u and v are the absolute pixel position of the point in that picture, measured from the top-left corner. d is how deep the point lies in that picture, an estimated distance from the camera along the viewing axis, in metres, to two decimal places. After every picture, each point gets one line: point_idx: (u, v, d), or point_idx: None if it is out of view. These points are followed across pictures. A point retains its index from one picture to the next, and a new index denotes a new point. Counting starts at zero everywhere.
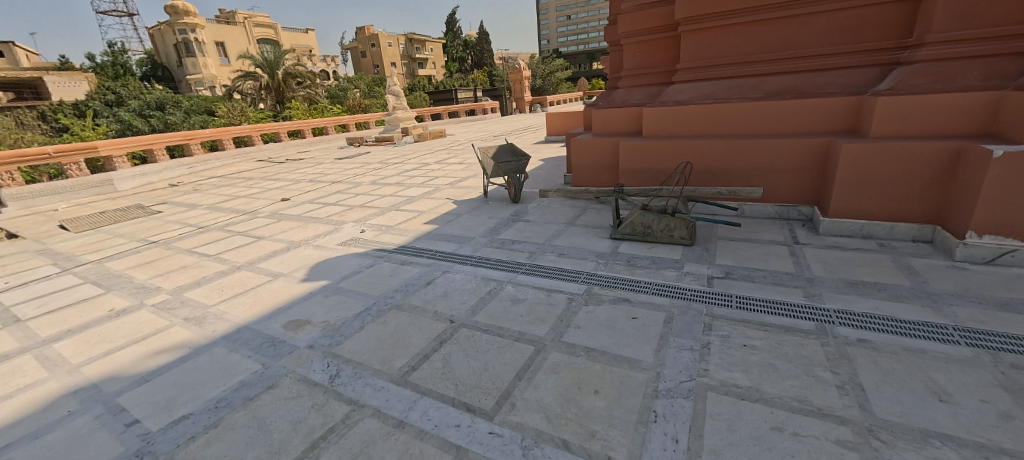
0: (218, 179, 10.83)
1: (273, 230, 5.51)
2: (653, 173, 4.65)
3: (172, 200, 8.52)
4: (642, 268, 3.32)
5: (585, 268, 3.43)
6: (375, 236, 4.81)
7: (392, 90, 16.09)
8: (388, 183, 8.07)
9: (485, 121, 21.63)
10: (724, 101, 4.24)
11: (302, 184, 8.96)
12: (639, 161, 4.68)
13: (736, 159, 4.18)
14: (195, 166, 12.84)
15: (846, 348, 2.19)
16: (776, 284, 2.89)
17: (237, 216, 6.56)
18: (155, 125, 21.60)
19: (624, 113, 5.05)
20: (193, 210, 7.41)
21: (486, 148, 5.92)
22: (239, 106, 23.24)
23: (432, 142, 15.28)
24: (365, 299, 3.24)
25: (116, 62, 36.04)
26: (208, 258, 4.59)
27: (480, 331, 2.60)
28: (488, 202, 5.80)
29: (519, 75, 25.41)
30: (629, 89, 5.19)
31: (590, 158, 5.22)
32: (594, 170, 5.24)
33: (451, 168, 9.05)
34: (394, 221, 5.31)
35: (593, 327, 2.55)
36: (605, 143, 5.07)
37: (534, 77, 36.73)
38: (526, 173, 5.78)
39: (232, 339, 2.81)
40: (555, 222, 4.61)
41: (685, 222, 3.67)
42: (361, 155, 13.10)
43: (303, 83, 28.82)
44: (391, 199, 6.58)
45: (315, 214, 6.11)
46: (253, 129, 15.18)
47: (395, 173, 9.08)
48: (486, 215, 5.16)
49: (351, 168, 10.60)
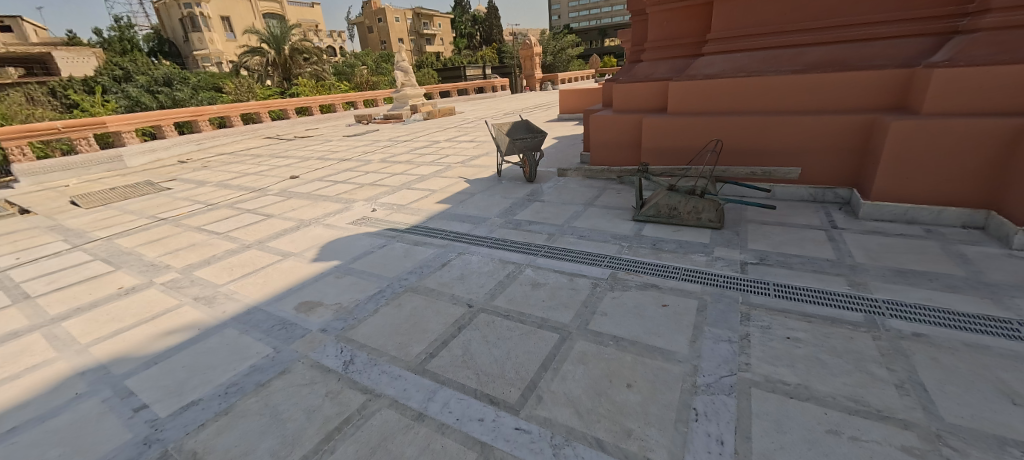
0: (226, 157, 10.72)
1: (282, 208, 5.38)
2: (678, 152, 4.43)
3: (181, 177, 8.45)
4: (668, 252, 3.14)
5: (608, 251, 3.26)
6: (386, 215, 4.66)
7: (401, 66, 15.72)
8: (398, 161, 7.89)
9: (494, 99, 21.17)
10: (758, 74, 3.96)
11: (310, 161, 8.81)
12: (663, 139, 4.45)
13: (769, 137, 3.93)
14: (204, 143, 12.75)
15: (901, 343, 2.01)
16: (816, 272, 2.70)
17: (247, 193, 6.46)
18: (163, 102, 21.48)
19: (648, 87, 4.78)
20: (203, 187, 7.33)
21: (500, 125, 5.69)
22: (246, 82, 22.98)
23: (441, 120, 14.99)
24: (378, 280, 3.12)
25: (123, 37, 35.74)
26: (217, 236, 4.48)
27: (501, 317, 2.47)
28: (502, 181, 5.61)
29: (530, 51, 24.67)
30: (654, 62, 4.90)
31: (610, 136, 4.99)
32: (613, 148, 5.02)
33: (462, 146, 8.82)
34: (405, 200, 5.16)
35: (620, 315, 2.40)
36: (626, 120, 4.82)
37: (545, 54, 35.76)
38: (542, 151, 5.56)
39: (243, 321, 2.71)
40: (573, 203, 4.41)
41: (714, 204, 3.45)
42: (370, 133, 12.90)
43: (310, 60, 28.42)
44: (402, 178, 6.41)
45: (325, 192, 5.98)
46: (260, 105, 14.99)
47: (405, 151, 8.89)
48: (501, 195, 4.98)
49: (360, 146, 10.41)
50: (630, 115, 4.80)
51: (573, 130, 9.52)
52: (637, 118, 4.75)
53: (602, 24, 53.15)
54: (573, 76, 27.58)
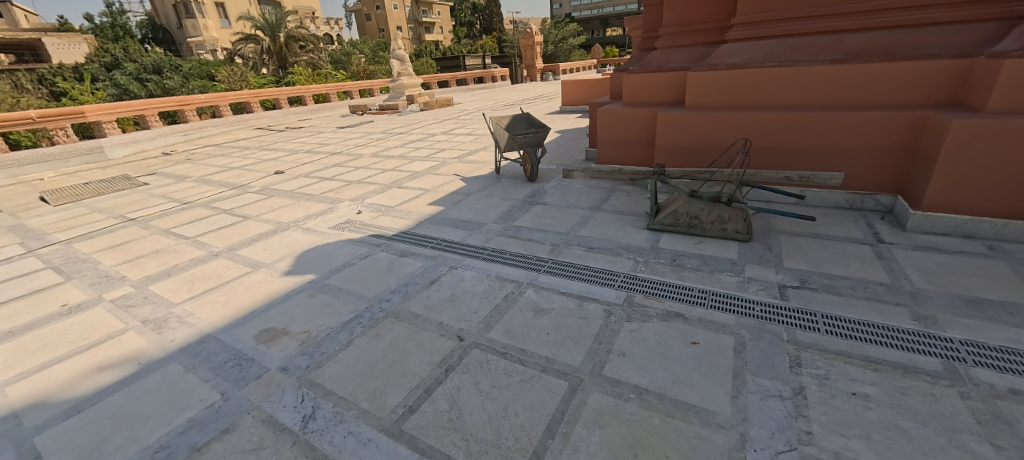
0: (212, 149, 10.23)
1: (260, 208, 4.93)
2: (695, 151, 3.99)
3: (161, 171, 7.97)
4: (692, 270, 2.72)
5: (622, 268, 2.83)
6: (372, 219, 4.23)
7: (397, 54, 15.12)
8: (391, 155, 7.42)
9: (493, 89, 20.56)
10: (790, 64, 3.50)
11: (298, 155, 8.32)
12: (681, 137, 4.01)
13: (801, 136, 3.50)
14: (191, 133, 12.22)
15: (997, 404, 1.61)
16: (871, 300, 2.28)
17: (226, 190, 6.00)
18: (152, 90, 20.81)
19: (662, 77, 4.32)
20: (181, 182, 6.86)
21: (499, 118, 5.23)
22: (238, 70, 22.29)
23: (439, 111, 14.44)
24: (356, 300, 2.69)
25: (114, 23, 34.81)
26: (184, 242, 4.04)
27: (497, 355, 2.05)
28: (501, 180, 5.16)
29: (530, 39, 23.95)
30: (669, 50, 4.43)
31: (619, 132, 4.54)
32: (622, 145, 4.58)
33: (459, 139, 8.34)
34: (394, 201, 4.71)
35: (641, 355, 1.99)
36: (638, 114, 4.37)
37: (545, 43, 34.94)
38: (544, 147, 5.10)
39: (191, 353, 2.28)
40: (579, 207, 3.98)
41: (741, 213, 3.03)
42: (363, 124, 12.38)
43: (306, 47, 27.68)
44: (393, 175, 5.95)
45: (309, 191, 5.53)
46: (250, 94, 14.42)
47: (398, 145, 8.40)
48: (500, 196, 4.54)
49: (351, 138, 9.91)
50: (642, 109, 4.34)
51: (575, 123, 9.03)
52: (649, 113, 4.31)
53: (603, 13, 52.10)
54: (574, 66, 26.90)
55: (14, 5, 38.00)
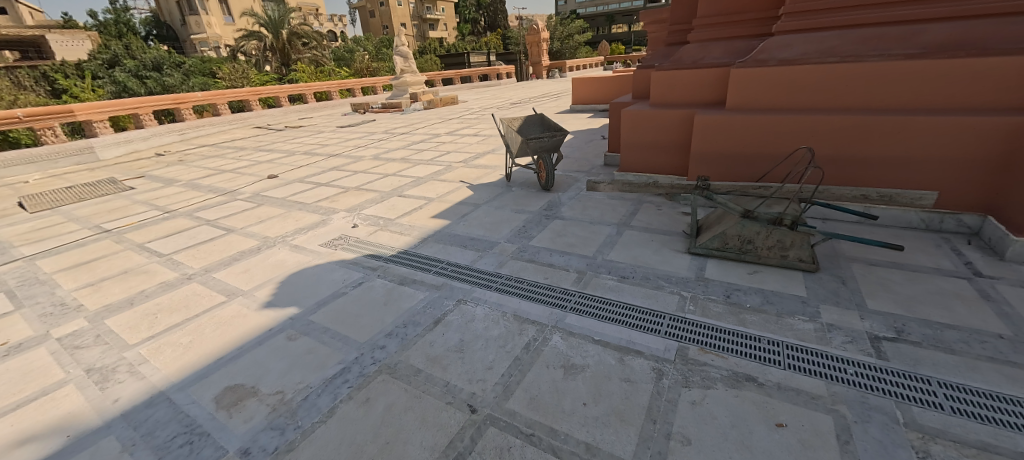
0: (207, 149, 9.82)
1: (247, 219, 4.47)
2: (736, 160, 3.50)
3: (150, 174, 7.54)
4: (754, 311, 2.23)
5: (665, 306, 2.34)
6: (369, 234, 3.75)
7: (400, 51, 14.65)
8: (393, 158, 6.95)
9: (499, 87, 20.08)
10: (854, 59, 2.99)
11: (294, 157, 7.87)
12: (720, 143, 3.52)
13: (867, 144, 2.99)
14: (187, 133, 11.81)
15: None
16: (997, 361, 1.78)
17: (214, 197, 5.55)
18: (152, 88, 20.46)
19: (696, 75, 3.83)
20: (169, 187, 6.42)
21: (510, 120, 4.75)
22: (241, 68, 21.95)
23: (443, 109, 13.97)
24: (344, 346, 2.22)
25: (118, 20, 34.64)
26: (157, 260, 3.59)
27: (520, 439, 1.57)
28: (512, 188, 4.67)
29: (536, 36, 23.37)
30: (703, 43, 3.93)
31: (645, 135, 4.04)
32: (649, 151, 4.09)
33: (465, 140, 7.86)
34: (394, 212, 4.24)
35: (712, 443, 1.50)
36: (668, 116, 3.87)
37: (552, 40, 34.31)
38: (560, 152, 4.61)
39: (133, 423, 1.82)
40: (604, 223, 3.48)
41: (806, 238, 2.51)
42: (365, 123, 11.93)
43: (309, 44, 27.26)
44: (394, 181, 5.48)
45: (302, 198, 5.07)
46: (249, 92, 13.99)
47: (401, 146, 7.93)
48: (512, 207, 4.05)
49: (352, 139, 9.44)
50: (674, 110, 3.85)
51: (588, 123, 8.52)
52: (681, 116, 3.81)
53: (609, 10, 51.36)
54: (581, 64, 26.30)
55: (19, 3, 38.05)
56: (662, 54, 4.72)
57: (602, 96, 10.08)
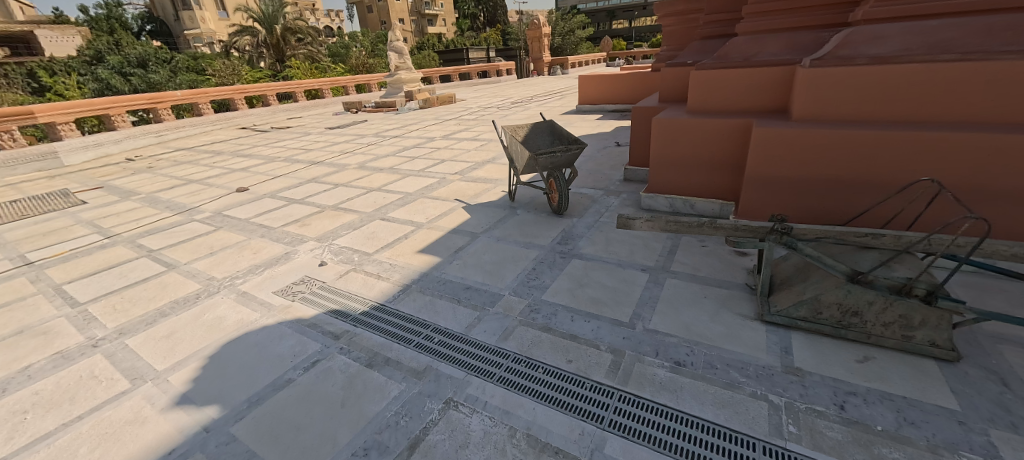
0: (182, 154, 9.04)
1: (196, 250, 3.70)
2: (806, 185, 2.72)
3: (111, 184, 6.77)
4: (891, 441, 1.47)
5: (751, 424, 1.58)
6: (338, 277, 2.98)
7: (395, 46, 13.82)
8: (380, 167, 6.19)
9: (500, 84, 19.26)
10: (981, 58, 2.20)
11: (272, 165, 7.07)
12: (786, 165, 2.75)
13: (999, 172, 2.22)
14: (165, 134, 11.02)
15: None
16: None
17: (169, 217, 4.79)
18: (136, 85, 19.55)
19: (748, 76, 3.07)
20: (124, 202, 5.66)
21: (514, 129, 3.99)
22: (230, 65, 21.02)
23: (440, 108, 13.16)
24: None
25: (108, 15, 33.59)
26: (67, 313, 2.82)
27: None
28: (517, 210, 3.90)
29: (537, 31, 22.46)
30: (756, 36, 3.16)
31: (680, 150, 3.33)
32: (683, 168, 3.36)
33: (462, 145, 7.09)
34: (374, 243, 3.48)
35: None
36: (711, 127, 3.13)
37: (553, 36, 33.48)
38: (574, 167, 3.84)
39: None
40: (637, 267, 2.72)
41: (944, 316, 1.77)
42: (356, 124, 11.12)
43: (304, 40, 26.37)
44: (377, 198, 4.70)
45: (268, 220, 4.30)
46: (234, 90, 13.14)
47: (390, 152, 7.13)
48: (517, 238, 3.29)
49: (339, 143, 8.63)
50: (718, 120, 3.10)
51: (597, 126, 7.73)
52: (729, 127, 3.07)
53: (609, 5, 50.43)
54: (583, 60, 25.48)
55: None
56: (698, 49, 3.99)
57: (611, 95, 9.29)
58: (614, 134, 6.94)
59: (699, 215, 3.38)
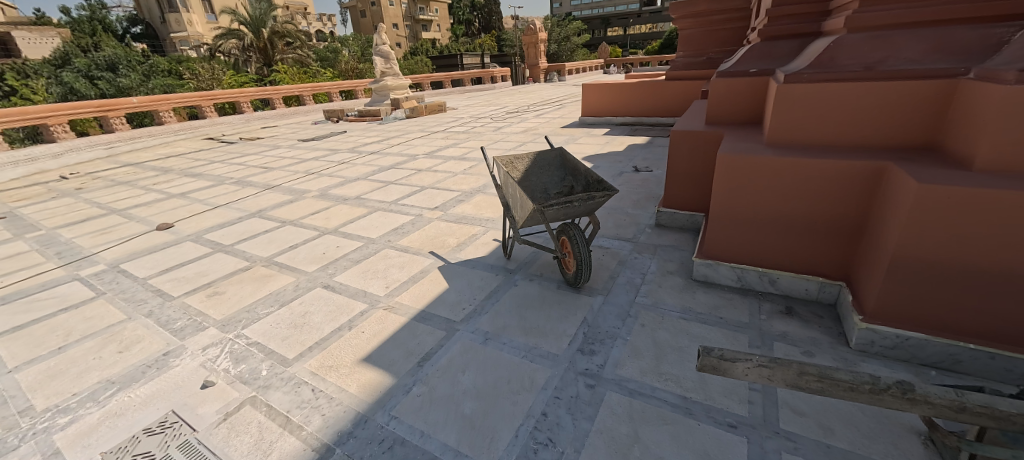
0: (125, 171, 7.87)
1: (43, 340, 2.53)
2: (1003, 280, 1.60)
3: (19, 212, 5.60)
4: None
5: None
6: (221, 419, 1.81)
7: (380, 50, 12.79)
8: (345, 194, 5.05)
9: (494, 92, 18.19)
10: None
11: (219, 189, 5.89)
12: (967, 250, 1.62)
13: None
14: (115, 146, 9.84)
15: None
16: None
17: (51, 269, 3.63)
18: (105, 89, 18.35)
19: (867, 94, 2.03)
20: (15, 241, 4.48)
21: (508, 164, 2.90)
22: (208, 69, 19.85)
23: (429, 118, 12.06)
24: None
25: (89, 16, 32.24)
26: None
27: None
28: (514, 277, 2.77)
29: (534, 36, 21.41)
30: (880, 35, 2.09)
31: (754, 198, 2.28)
32: (758, 225, 2.32)
33: (448, 166, 5.97)
34: (301, 336, 2.33)
35: None
36: (809, 168, 2.10)
37: (549, 42, 32.76)
38: (594, 218, 2.68)
39: None
40: (720, 421, 1.60)
41: None
42: (333, 136, 9.97)
43: (293, 44, 25.27)
44: (329, 246, 3.55)
45: (172, 281, 3.16)
46: (200, 96, 12.02)
47: (363, 174, 5.98)
48: (515, 337, 2.16)
49: (307, 159, 7.46)
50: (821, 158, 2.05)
51: (606, 143, 6.65)
52: (837, 170, 2.03)
53: (605, 13, 49.97)
54: (581, 67, 24.59)
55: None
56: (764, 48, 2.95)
57: (619, 105, 8.22)
58: (628, 154, 5.86)
59: (784, 298, 2.32)
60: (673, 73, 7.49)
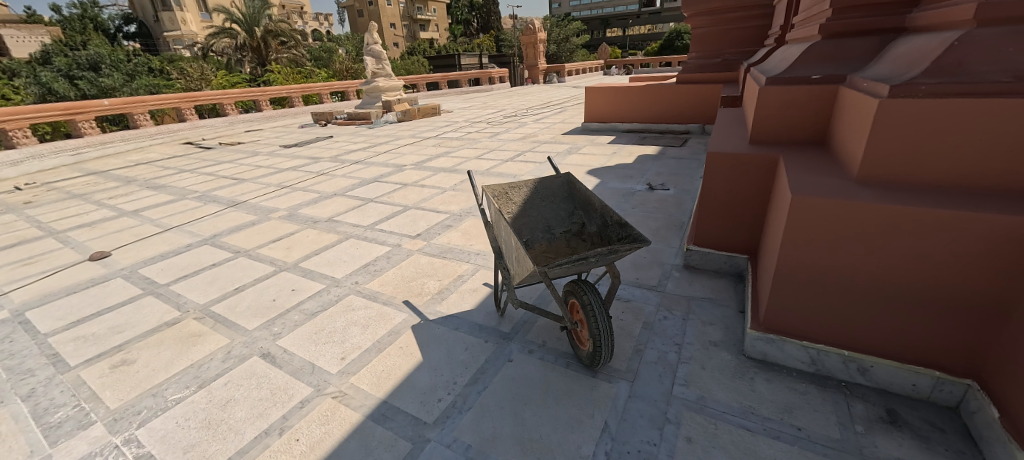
0: (87, 180, 7.21)
1: None
2: None
3: None
4: None
5: None
6: None
7: (371, 50, 12.13)
8: (316, 214, 4.39)
9: (492, 93, 17.54)
10: None
11: (178, 205, 5.21)
12: None
13: None
14: (83, 152, 9.15)
15: None
16: None
17: None
18: (86, 90, 17.66)
19: None
20: None
21: (500, 196, 2.26)
22: (197, 69, 19.17)
23: (422, 122, 11.42)
24: None
25: (79, 15, 31.52)
26: None
27: None
28: (508, 345, 2.12)
29: (533, 35, 20.76)
30: None
31: (839, 258, 1.64)
32: (842, 294, 1.68)
33: (437, 180, 5.32)
34: (211, 446, 1.68)
35: None
36: (926, 220, 1.45)
37: (549, 42, 32.14)
38: (612, 270, 1.97)
39: None
40: None
41: None
42: (319, 141, 9.29)
43: (287, 44, 24.60)
44: (281, 290, 2.88)
45: (76, 340, 2.50)
46: (180, 98, 11.33)
47: (341, 188, 5.30)
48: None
49: (284, 169, 6.78)
50: (955, 208, 1.40)
51: (613, 153, 6.00)
52: (973, 225, 1.39)
53: (605, 13, 49.33)
54: (581, 68, 24.00)
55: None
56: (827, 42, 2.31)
57: (625, 111, 7.48)
58: (639, 166, 5.21)
59: (880, 392, 1.68)
60: (685, 75, 6.84)
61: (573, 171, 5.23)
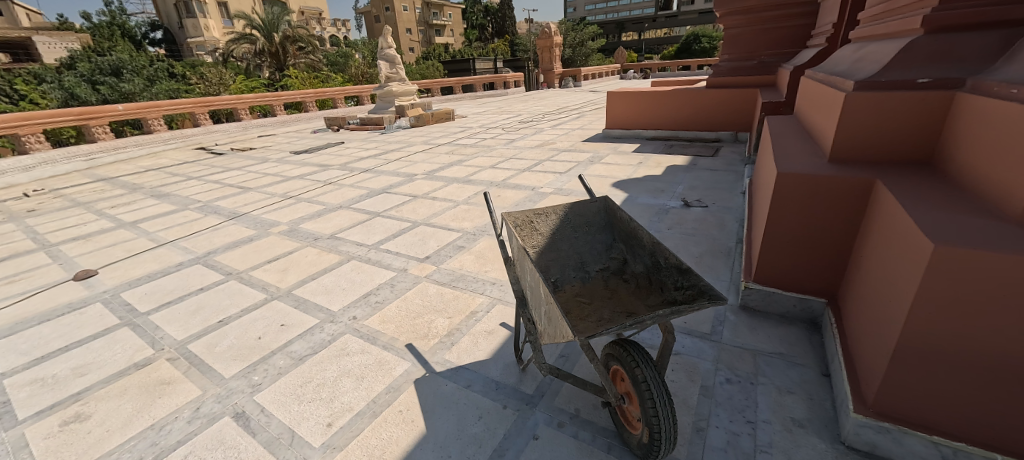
0: (95, 187, 7.07)
1: None
2: None
3: None
4: None
5: None
6: None
7: (385, 54, 11.91)
8: (318, 229, 4.05)
9: (508, 98, 17.21)
10: None
11: (178, 217, 4.94)
12: None
13: None
14: (95, 157, 9.07)
15: None
16: None
17: None
18: (107, 95, 17.91)
19: None
20: None
21: (523, 225, 1.87)
22: (215, 73, 19.33)
23: (436, 127, 11.12)
24: None
25: (108, 21, 32.43)
26: None
27: None
28: (531, 414, 1.70)
29: (549, 39, 20.38)
30: None
31: (1002, 334, 1.16)
32: (1003, 383, 1.20)
33: (449, 192, 4.95)
34: None
35: None
36: None
37: (565, 47, 31.78)
38: (669, 333, 1.49)
39: None
40: None
41: None
42: (329, 147, 9.05)
43: (305, 49, 24.72)
44: (269, 324, 2.51)
45: (31, 385, 2.17)
46: (194, 103, 11.25)
47: (347, 200, 4.97)
48: None
49: (291, 177, 6.50)
50: None
51: (639, 163, 5.54)
52: None
53: (622, 17, 48.87)
54: (598, 72, 23.55)
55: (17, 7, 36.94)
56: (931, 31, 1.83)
57: (650, 117, 6.99)
58: (669, 178, 4.75)
59: None
60: (716, 79, 6.36)
61: (597, 183, 4.79)
